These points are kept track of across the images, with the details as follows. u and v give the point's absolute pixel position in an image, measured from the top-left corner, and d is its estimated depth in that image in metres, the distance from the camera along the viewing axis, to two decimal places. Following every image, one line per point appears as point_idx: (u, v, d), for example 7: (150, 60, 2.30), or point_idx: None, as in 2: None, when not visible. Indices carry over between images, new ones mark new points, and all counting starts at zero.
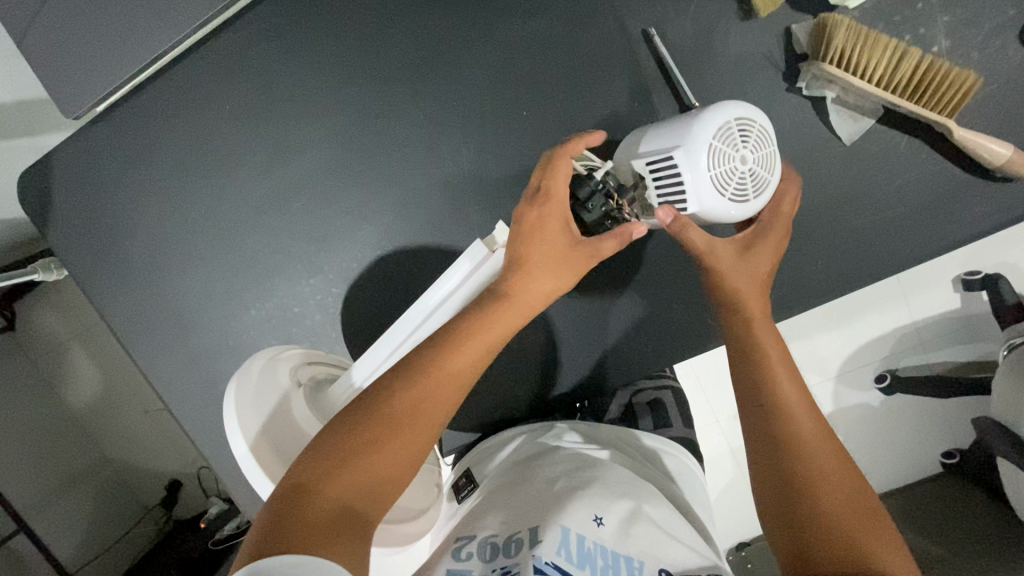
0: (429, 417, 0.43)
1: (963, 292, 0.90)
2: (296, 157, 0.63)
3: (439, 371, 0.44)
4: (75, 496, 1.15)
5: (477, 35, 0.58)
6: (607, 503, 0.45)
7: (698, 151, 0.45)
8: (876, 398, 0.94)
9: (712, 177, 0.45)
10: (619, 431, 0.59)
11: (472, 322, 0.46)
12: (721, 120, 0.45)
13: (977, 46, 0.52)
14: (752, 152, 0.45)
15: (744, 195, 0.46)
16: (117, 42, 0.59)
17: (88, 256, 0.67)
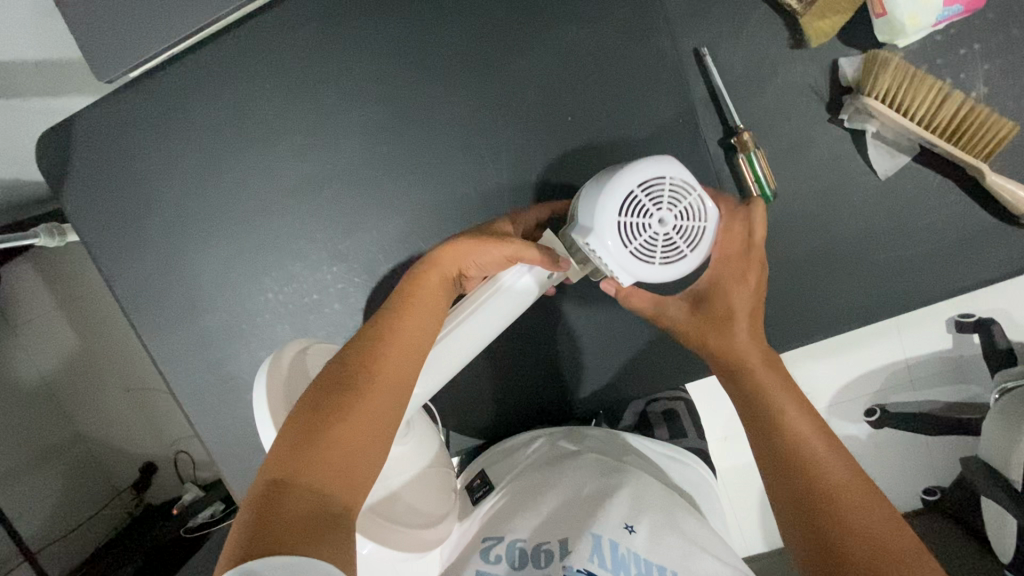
0: (387, 379, 0.42)
1: (955, 333, 0.93)
2: (330, 143, 0.62)
3: (391, 337, 0.45)
4: (45, 472, 1.11)
5: (526, 38, 0.58)
6: (635, 511, 0.46)
7: (610, 232, 0.43)
8: (865, 432, 0.96)
9: (634, 250, 0.44)
10: (609, 435, 0.58)
11: (409, 289, 0.48)
12: (623, 191, 0.43)
13: (1012, 96, 0.53)
14: (672, 214, 0.43)
15: (678, 253, 0.44)
16: (157, 9, 0.58)
17: (103, 224, 0.65)
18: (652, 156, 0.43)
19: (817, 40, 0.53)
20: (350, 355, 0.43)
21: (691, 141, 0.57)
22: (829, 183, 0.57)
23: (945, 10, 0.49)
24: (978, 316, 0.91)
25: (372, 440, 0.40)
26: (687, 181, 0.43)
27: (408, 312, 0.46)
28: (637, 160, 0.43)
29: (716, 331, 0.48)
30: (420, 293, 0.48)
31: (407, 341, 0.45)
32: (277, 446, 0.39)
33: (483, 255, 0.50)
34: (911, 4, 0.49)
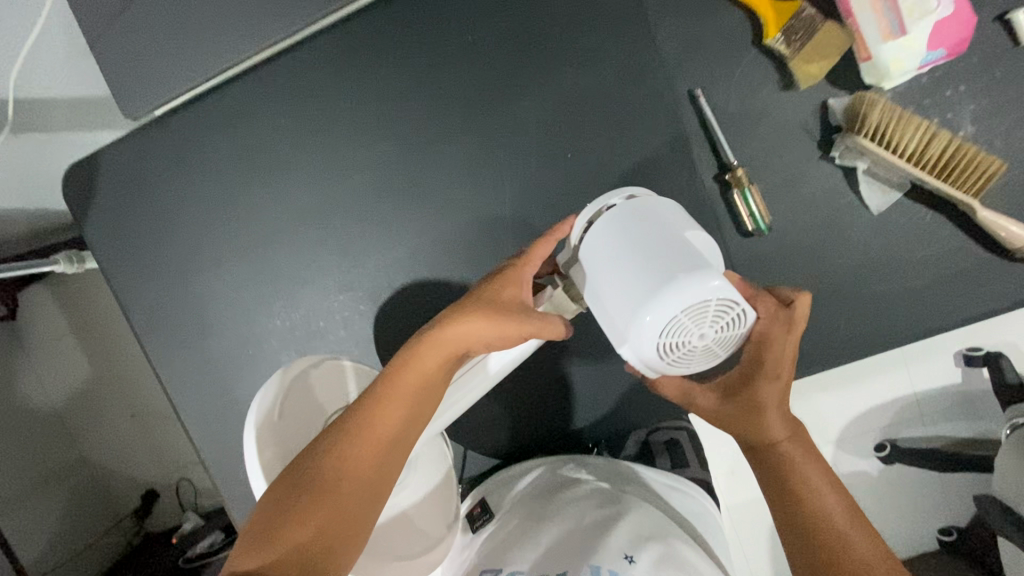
0: (359, 479, 0.42)
1: (963, 366, 0.91)
2: (339, 176, 0.65)
3: (368, 431, 0.43)
4: (50, 496, 1.10)
5: (527, 77, 0.60)
6: (635, 544, 0.45)
7: (647, 351, 0.39)
8: (876, 467, 0.94)
9: (672, 365, 0.40)
10: (613, 466, 0.58)
11: (394, 371, 0.44)
12: (666, 312, 0.38)
13: (1000, 135, 0.55)
14: (714, 332, 0.39)
15: (714, 358, 0.41)
16: (183, 53, 0.62)
17: (122, 252, 0.68)
18: (697, 267, 0.38)
19: (806, 83, 0.56)
20: (322, 449, 0.42)
21: (687, 176, 0.59)
22: (823, 217, 0.58)
23: (929, 54, 0.52)
24: (987, 350, 0.90)
25: (338, 543, 0.40)
26: (734, 296, 0.39)
27: (389, 401, 0.43)
28: (680, 276, 0.38)
29: (745, 421, 0.46)
30: (411, 380, 0.44)
31: (385, 438, 0.43)
32: (243, 540, 0.40)
33: (493, 337, 0.46)
34: (895, 49, 0.51)
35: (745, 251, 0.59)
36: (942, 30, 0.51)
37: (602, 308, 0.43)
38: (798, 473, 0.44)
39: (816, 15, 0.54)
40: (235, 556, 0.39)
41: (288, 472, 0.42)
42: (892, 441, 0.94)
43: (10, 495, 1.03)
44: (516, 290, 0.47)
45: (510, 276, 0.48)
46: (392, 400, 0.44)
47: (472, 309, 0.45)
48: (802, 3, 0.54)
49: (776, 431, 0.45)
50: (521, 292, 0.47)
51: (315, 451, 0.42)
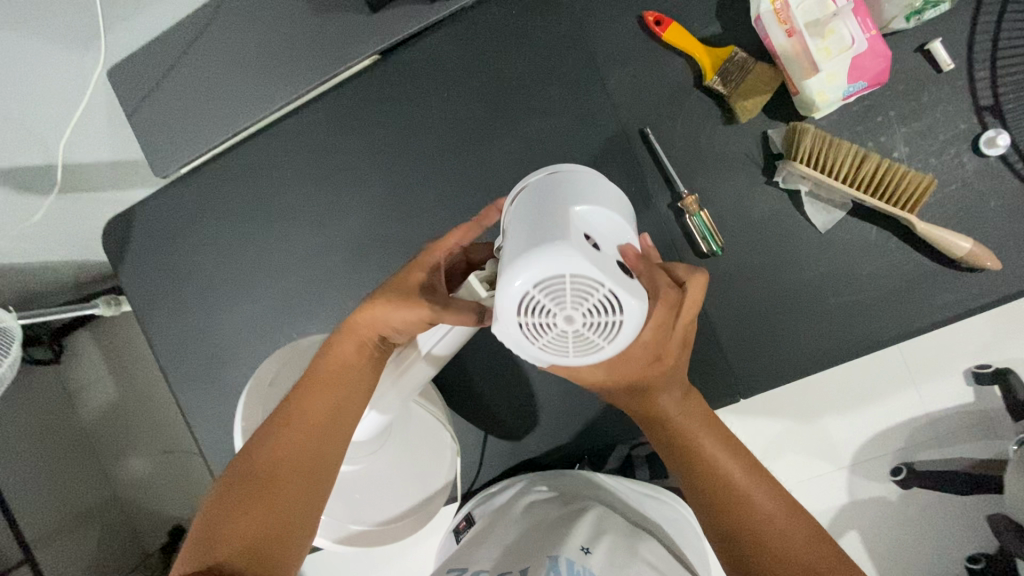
0: (300, 460, 0.48)
1: (976, 385, 0.92)
2: (337, 218, 0.73)
3: (301, 419, 0.49)
4: (87, 531, 1.12)
5: (499, 125, 0.68)
6: (591, 541, 0.52)
7: (514, 333, 0.40)
8: (894, 491, 0.94)
9: (543, 347, 0.40)
10: (579, 475, 0.65)
11: (323, 365, 0.52)
12: (520, 292, 0.39)
13: (933, 154, 0.59)
14: (580, 315, 0.38)
15: (594, 346, 0.40)
16: (205, 120, 0.72)
17: (151, 295, 0.76)
18: (553, 244, 0.38)
19: (746, 117, 0.61)
20: (259, 448, 0.48)
21: (644, 206, 0.64)
22: (773, 237, 0.63)
23: (849, 86, 0.57)
24: (996, 367, 0.91)
25: (285, 528, 0.46)
26: (591, 277, 0.38)
27: (318, 396, 0.50)
28: (532, 251, 0.39)
29: (641, 398, 0.51)
30: (336, 369, 0.51)
31: (316, 430, 0.49)
32: (197, 538, 0.45)
33: (397, 318, 0.50)
34: (818, 83, 0.56)
35: (702, 270, 0.63)
36: (860, 64, 0.56)
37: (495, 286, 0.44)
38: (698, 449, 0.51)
39: (747, 58, 0.61)
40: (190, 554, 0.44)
41: (233, 473, 0.48)
42: (908, 463, 0.94)
43: (59, 524, 1.06)
44: (423, 273, 0.52)
45: (419, 261, 0.53)
46: (319, 394, 0.50)
47: (380, 293, 0.51)
48: (733, 49, 0.61)
49: (667, 404, 0.51)
50: (428, 277, 0.52)
51: (255, 449, 0.49)
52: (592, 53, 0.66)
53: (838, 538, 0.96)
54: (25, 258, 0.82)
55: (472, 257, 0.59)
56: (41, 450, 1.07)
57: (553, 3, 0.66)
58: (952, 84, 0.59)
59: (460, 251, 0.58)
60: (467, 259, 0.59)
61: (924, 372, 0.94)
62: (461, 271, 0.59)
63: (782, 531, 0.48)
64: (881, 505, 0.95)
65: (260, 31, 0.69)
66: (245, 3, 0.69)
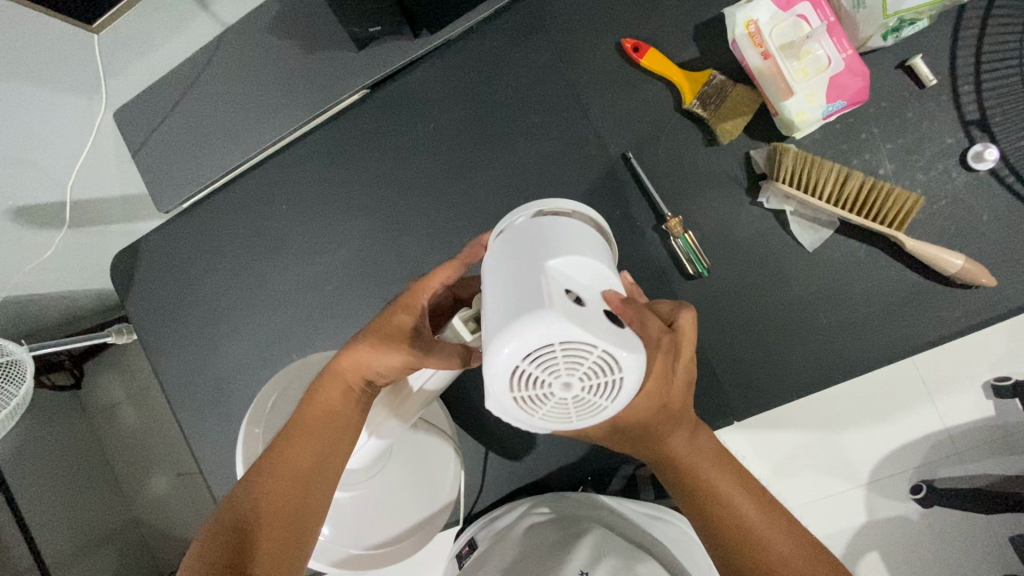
0: (300, 500, 0.48)
1: (995, 399, 0.89)
2: (334, 246, 0.74)
3: (291, 462, 0.49)
4: (103, 554, 1.07)
5: (488, 153, 0.69)
6: (591, 564, 0.52)
7: (510, 404, 0.39)
8: (914, 511, 0.91)
9: (544, 415, 0.39)
10: (580, 497, 0.64)
11: (307, 411, 0.52)
12: (510, 365, 0.37)
13: (920, 169, 0.59)
14: (576, 381, 0.37)
15: (597, 406, 0.38)
16: (205, 155, 0.74)
17: (155, 325, 0.79)
18: (533, 316, 0.36)
19: (727, 138, 0.62)
20: (249, 496, 0.47)
21: (630, 229, 0.65)
22: (761, 257, 0.62)
23: (828, 105, 0.57)
24: (1015, 379, 0.88)
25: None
26: (582, 341, 0.36)
27: (305, 442, 0.50)
28: (516, 323, 0.36)
29: (647, 443, 0.49)
30: (323, 414, 0.51)
31: (303, 476, 0.49)
32: None
33: (382, 364, 0.51)
34: (798, 102, 0.57)
35: (689, 292, 0.63)
36: (838, 83, 0.56)
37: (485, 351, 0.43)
38: (713, 490, 0.49)
39: (725, 80, 0.62)
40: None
41: (217, 525, 0.46)
42: (928, 481, 0.91)
43: (67, 550, 0.99)
44: (407, 316, 0.52)
45: (404, 302, 0.52)
46: (308, 437, 0.50)
47: (364, 337, 0.51)
48: (712, 72, 0.62)
49: (677, 448, 0.49)
50: (413, 319, 0.52)
51: (239, 498, 0.48)
52: (574, 81, 0.67)
53: (857, 560, 0.93)
54: (38, 291, 0.85)
55: (459, 293, 0.61)
56: (58, 471, 1.04)
57: (535, 34, 0.68)
58: (935, 100, 0.59)
59: (446, 290, 0.60)
60: (454, 296, 0.61)
61: (937, 386, 0.91)
62: (449, 306, 0.62)
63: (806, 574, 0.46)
64: (899, 524, 0.91)
65: (255, 70, 0.72)
66: (241, 44, 0.72)
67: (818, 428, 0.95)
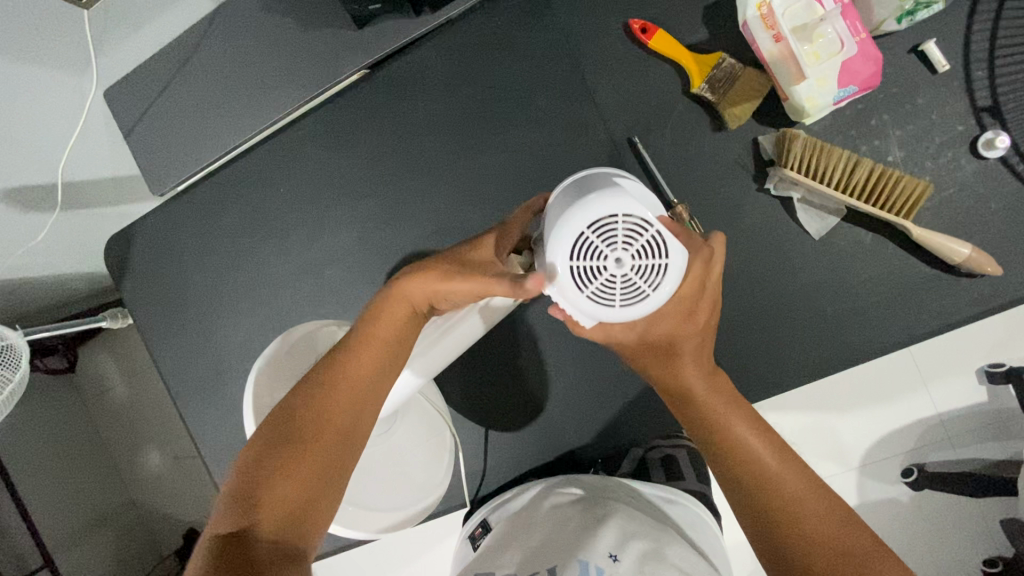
0: (348, 417, 0.45)
1: (988, 385, 0.90)
2: (331, 231, 0.73)
3: (349, 374, 0.46)
4: (101, 535, 1.06)
5: (489, 136, 0.68)
6: (620, 546, 0.51)
7: (561, 279, 0.39)
8: (905, 493, 0.93)
9: (592, 296, 0.39)
10: (602, 478, 0.64)
11: (372, 324, 0.49)
12: (572, 234, 0.38)
13: (928, 157, 0.58)
14: (630, 255, 0.38)
15: (639, 293, 0.38)
16: (199, 137, 0.72)
17: (148, 310, 0.77)
18: (602, 190, 0.39)
19: (735, 123, 0.61)
20: (303, 402, 0.44)
21: None
22: (766, 245, 0.62)
23: (840, 91, 0.56)
24: (1010, 367, 0.89)
25: (321, 491, 0.42)
26: (642, 216, 0.38)
27: (368, 351, 0.48)
28: (584, 198, 0.39)
29: (666, 362, 0.48)
30: (384, 329, 0.49)
31: (365, 385, 0.46)
32: (231, 494, 0.40)
33: (450, 288, 0.50)
34: (808, 87, 0.56)
35: None
36: (850, 69, 0.55)
37: (538, 254, 0.44)
38: (718, 412, 0.49)
39: (736, 64, 0.61)
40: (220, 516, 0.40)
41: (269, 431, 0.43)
42: (920, 465, 0.92)
43: (63, 534, 0.98)
44: (483, 250, 0.52)
45: (482, 241, 0.53)
46: (372, 352, 0.48)
47: (441, 263, 0.52)
48: (721, 55, 0.61)
49: (691, 372, 0.49)
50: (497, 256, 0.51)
51: (294, 403, 0.44)
52: (579, 63, 0.66)
53: None
54: (31, 275, 0.84)
55: None
56: (56, 453, 1.03)
57: (538, 14, 0.66)
58: (947, 86, 0.58)
59: None
60: None
61: (934, 372, 0.92)
62: None
63: (813, 508, 0.45)
64: (890, 506, 0.93)
65: (250, 50, 0.70)
66: (235, 22, 0.69)
67: (815, 412, 0.95)
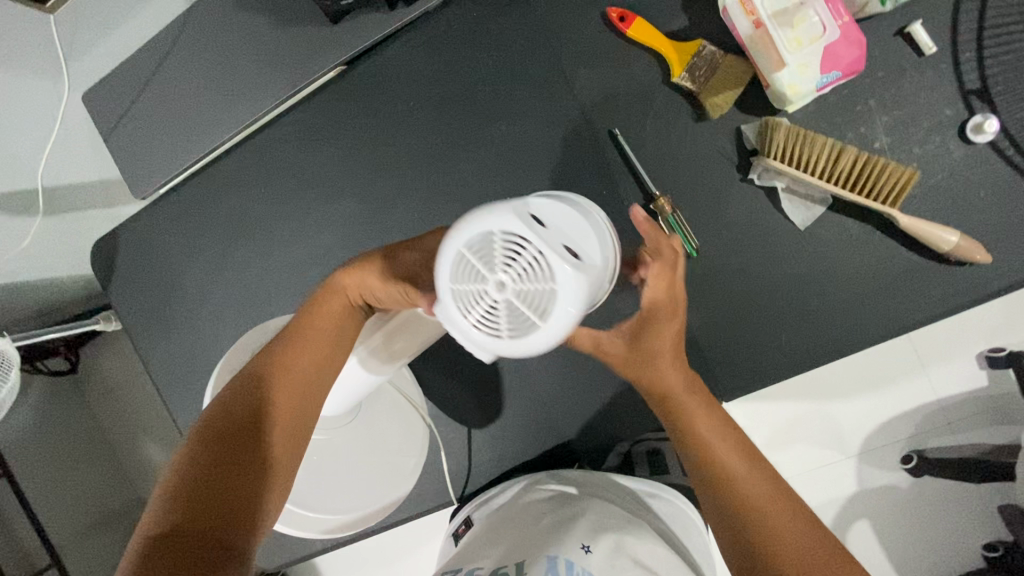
0: (288, 413, 0.46)
1: (988, 369, 0.89)
2: (316, 229, 0.72)
3: (288, 369, 0.47)
4: (106, 537, 0.96)
5: (472, 130, 0.67)
6: (591, 538, 0.52)
7: (445, 304, 0.35)
8: (905, 480, 0.92)
9: (477, 323, 0.35)
10: (585, 473, 0.64)
11: (305, 320, 0.50)
12: (450, 255, 0.35)
13: (916, 143, 0.57)
14: (510, 277, 0.33)
15: (527, 320, 0.34)
16: (181, 137, 0.72)
17: (134, 313, 0.76)
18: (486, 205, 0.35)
19: (717, 113, 0.60)
20: (238, 399, 0.45)
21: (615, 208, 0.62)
22: (752, 236, 0.61)
23: (823, 77, 0.55)
24: (1010, 351, 0.88)
25: (261, 488, 0.42)
26: (521, 233, 0.33)
27: (302, 347, 0.48)
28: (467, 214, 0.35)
29: (654, 364, 0.48)
30: (318, 327, 0.49)
31: (302, 383, 0.47)
32: (164, 496, 0.41)
33: (381, 290, 0.49)
34: (790, 75, 0.54)
35: None
36: (833, 52, 0.54)
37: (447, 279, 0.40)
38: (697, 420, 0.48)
39: (716, 51, 0.59)
40: (151, 514, 0.40)
41: (205, 427, 0.44)
42: (919, 451, 0.91)
43: (67, 535, 0.90)
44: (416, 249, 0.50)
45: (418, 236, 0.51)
46: (307, 346, 0.48)
47: (372, 259, 0.50)
48: (701, 43, 0.60)
49: (672, 379, 0.48)
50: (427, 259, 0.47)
51: (230, 397, 0.45)
52: (558, 54, 0.64)
53: (849, 529, 0.93)
54: None
55: None
56: (55, 450, 0.93)
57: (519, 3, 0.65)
58: (935, 68, 0.56)
59: None
60: None
61: (932, 358, 0.91)
62: None
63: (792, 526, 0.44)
64: (891, 494, 0.92)
65: (231, 47, 0.69)
66: (211, 19, 0.68)
67: (813, 401, 0.94)
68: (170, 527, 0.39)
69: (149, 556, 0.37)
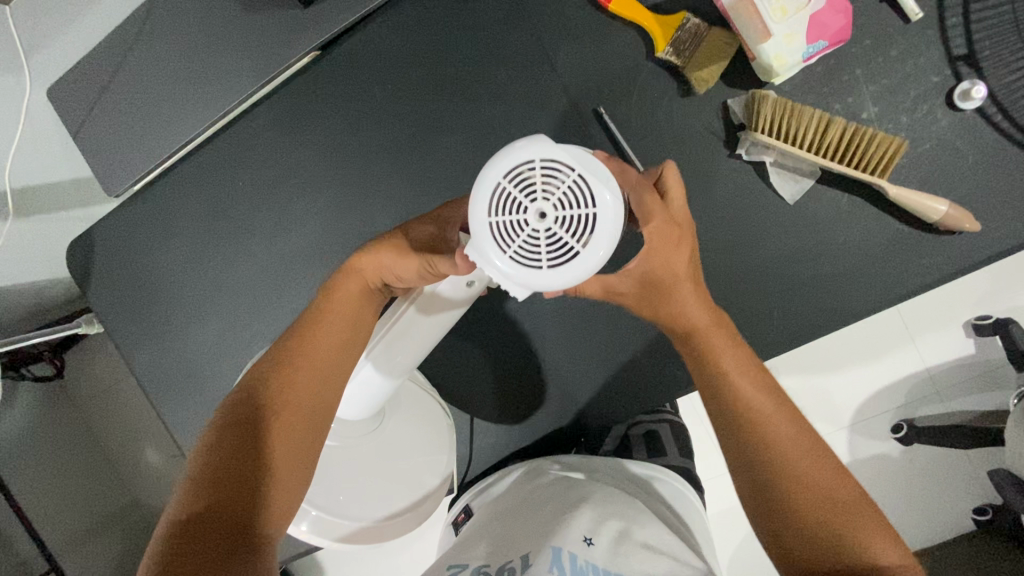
0: (307, 396, 0.45)
1: (975, 337, 0.90)
2: (297, 222, 0.71)
3: (309, 351, 0.47)
4: (102, 540, 0.94)
5: (455, 114, 0.65)
6: (594, 528, 0.51)
7: (481, 238, 0.36)
8: (896, 449, 0.93)
9: (515, 255, 0.35)
10: (584, 459, 0.64)
11: (325, 301, 0.50)
12: (489, 185, 0.35)
13: (904, 112, 0.56)
14: (555, 203, 0.35)
15: (567, 248, 0.35)
16: (152, 131, 0.69)
17: (111, 316, 0.73)
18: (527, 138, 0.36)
19: (702, 87, 0.59)
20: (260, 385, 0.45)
21: None
22: (741, 212, 0.60)
23: (808, 46, 0.54)
24: (995, 318, 0.89)
25: (282, 473, 0.42)
26: (564, 163, 0.35)
27: (324, 329, 0.48)
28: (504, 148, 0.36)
29: (666, 301, 0.46)
30: (338, 308, 0.49)
31: (321, 366, 0.47)
32: (183, 486, 0.40)
33: (400, 267, 0.49)
34: (775, 45, 0.53)
35: None
36: (819, 22, 0.53)
37: None
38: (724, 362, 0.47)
39: (701, 24, 0.58)
40: (172, 504, 0.40)
41: (228, 410, 0.44)
42: (909, 420, 0.92)
43: (66, 537, 0.87)
44: (429, 227, 0.50)
45: (429, 215, 0.51)
46: (330, 327, 0.48)
47: (385, 240, 0.50)
48: (685, 15, 0.58)
49: (697, 316, 0.47)
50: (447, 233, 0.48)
51: (251, 384, 0.45)
52: (539, 32, 0.62)
53: None
54: None
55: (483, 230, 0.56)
56: (49, 450, 0.92)
57: None
58: (922, 36, 0.56)
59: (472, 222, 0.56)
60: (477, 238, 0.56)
61: (922, 328, 0.92)
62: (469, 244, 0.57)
63: (821, 478, 0.44)
64: (883, 464, 0.93)
65: (201, 36, 0.66)
66: (180, 7, 0.66)
67: (807, 376, 0.94)
68: (195, 512, 0.39)
69: (173, 544, 0.37)
